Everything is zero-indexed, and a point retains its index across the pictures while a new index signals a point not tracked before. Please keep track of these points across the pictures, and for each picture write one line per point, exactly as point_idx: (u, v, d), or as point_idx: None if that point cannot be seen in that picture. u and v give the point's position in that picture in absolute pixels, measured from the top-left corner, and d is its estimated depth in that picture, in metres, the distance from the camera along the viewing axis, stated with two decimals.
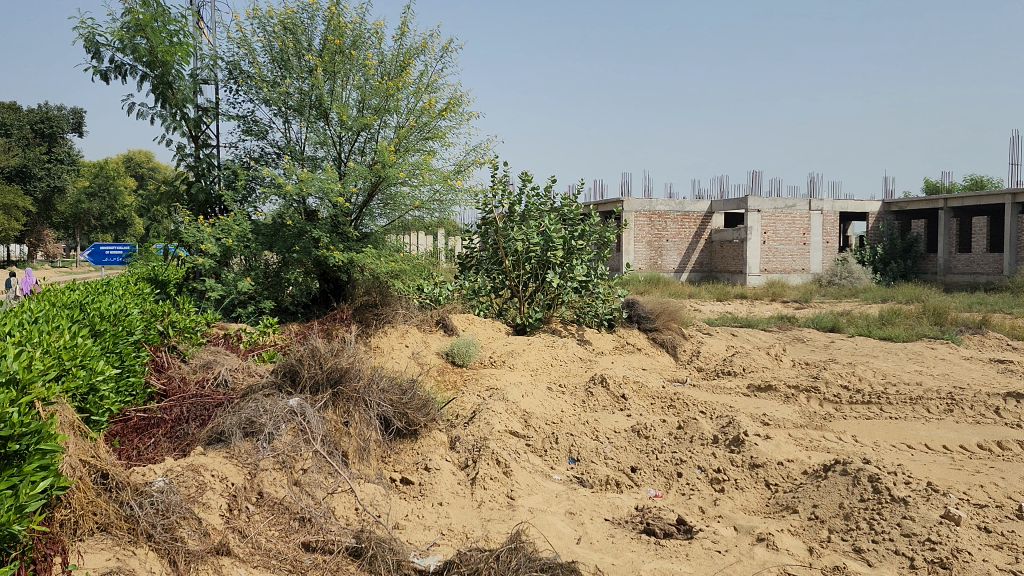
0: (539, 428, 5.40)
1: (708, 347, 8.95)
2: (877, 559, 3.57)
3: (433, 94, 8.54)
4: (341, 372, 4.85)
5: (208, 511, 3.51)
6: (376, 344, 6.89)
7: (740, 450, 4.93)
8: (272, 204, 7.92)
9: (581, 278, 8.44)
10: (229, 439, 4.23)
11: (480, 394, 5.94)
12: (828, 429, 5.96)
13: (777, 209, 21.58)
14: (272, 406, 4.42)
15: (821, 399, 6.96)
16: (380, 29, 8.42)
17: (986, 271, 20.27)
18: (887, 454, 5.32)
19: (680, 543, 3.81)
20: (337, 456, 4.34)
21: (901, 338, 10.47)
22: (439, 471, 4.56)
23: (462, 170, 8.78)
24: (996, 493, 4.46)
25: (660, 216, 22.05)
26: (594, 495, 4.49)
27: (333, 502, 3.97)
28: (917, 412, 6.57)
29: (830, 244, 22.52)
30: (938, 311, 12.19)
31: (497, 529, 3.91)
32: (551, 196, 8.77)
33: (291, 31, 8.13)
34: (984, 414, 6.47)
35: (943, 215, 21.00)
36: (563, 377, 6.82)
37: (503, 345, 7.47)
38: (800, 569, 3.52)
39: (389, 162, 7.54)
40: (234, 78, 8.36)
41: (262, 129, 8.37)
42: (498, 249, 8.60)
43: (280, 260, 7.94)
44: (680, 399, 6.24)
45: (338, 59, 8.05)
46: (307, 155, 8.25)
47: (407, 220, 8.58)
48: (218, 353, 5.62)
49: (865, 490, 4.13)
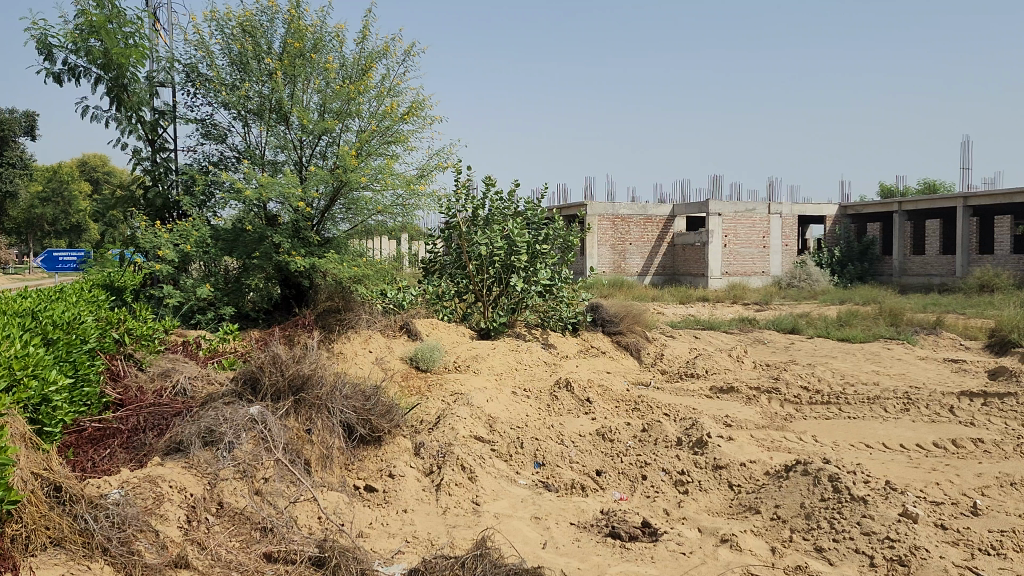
0: (504, 432, 5.37)
1: (671, 350, 9.03)
2: (837, 558, 3.62)
3: (395, 98, 8.50)
4: (304, 379, 4.78)
5: (166, 523, 3.44)
6: (339, 350, 6.81)
7: (703, 452, 4.98)
8: (232, 209, 7.82)
9: (545, 283, 8.48)
10: (188, 449, 4.16)
11: (445, 399, 5.90)
12: (788, 429, 6.05)
13: (737, 212, 21.86)
14: (232, 414, 4.35)
15: (782, 399, 7.05)
16: (342, 33, 8.36)
17: (940, 272, 20.78)
18: (847, 454, 5.40)
19: (646, 545, 3.83)
20: (300, 465, 4.28)
21: (859, 338, 10.69)
22: (404, 478, 4.52)
23: (425, 174, 8.73)
24: (951, 490, 4.56)
25: (623, 220, 22.21)
26: (560, 500, 4.48)
27: (296, 511, 3.90)
28: (875, 412, 6.68)
29: (789, 246, 22.89)
30: (894, 312, 12.47)
31: (463, 535, 3.89)
32: (514, 200, 8.76)
33: (250, 33, 8.03)
34: (938, 413, 6.62)
35: (898, 218, 21.47)
36: (528, 382, 6.81)
37: (467, 349, 7.44)
38: (763, 569, 3.55)
39: (350, 167, 7.51)
40: (192, 81, 8.23)
41: (221, 133, 8.25)
42: (462, 253, 8.57)
43: (241, 266, 7.84)
44: (644, 402, 6.29)
45: (298, 62, 7.97)
46: (267, 159, 8.15)
47: (370, 224, 8.51)
48: (177, 361, 5.51)
49: (825, 489, 4.18)
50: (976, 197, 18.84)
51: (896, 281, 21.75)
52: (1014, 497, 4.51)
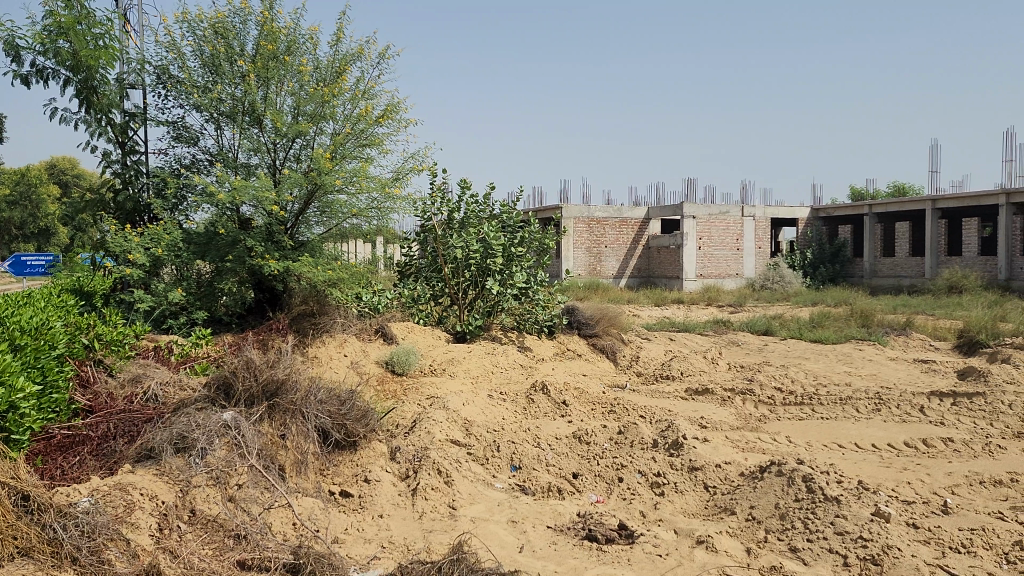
0: (480, 436, 5.36)
1: (647, 353, 9.08)
2: (812, 558, 3.65)
3: (369, 101, 8.46)
4: (278, 384, 4.74)
5: (137, 532, 3.40)
6: (314, 354, 6.76)
7: (679, 454, 5.01)
8: (204, 211, 7.73)
9: (520, 285, 8.48)
10: (160, 456, 4.11)
11: (420, 403, 5.87)
12: (763, 430, 6.10)
13: (711, 215, 22.03)
14: (205, 420, 4.31)
15: (757, 400, 7.11)
16: (316, 35, 8.31)
17: (909, 274, 21.10)
18: (819, 455, 5.46)
19: (623, 548, 3.84)
20: (274, 471, 4.24)
21: (831, 339, 10.82)
22: (380, 483, 4.49)
23: (400, 177, 8.69)
24: (922, 489, 4.62)
25: (599, 223, 22.31)
26: (536, 503, 4.48)
27: (270, 518, 3.86)
28: (848, 412, 6.77)
29: (762, 249, 23.11)
30: (866, 314, 12.62)
31: (439, 540, 3.87)
32: (490, 203, 8.76)
33: (222, 35, 7.96)
34: (909, 412, 6.71)
35: (868, 221, 21.78)
36: (504, 385, 6.80)
37: (443, 352, 7.42)
38: (738, 569, 3.58)
39: (325, 170, 7.47)
40: (163, 83, 8.14)
41: (193, 135, 8.16)
42: (437, 256, 8.54)
43: (213, 270, 7.76)
44: (620, 405, 6.31)
45: (271, 65, 7.90)
46: (240, 162, 8.07)
47: (345, 227, 8.45)
48: (149, 366, 5.43)
49: (799, 489, 4.21)
50: (945, 198, 19.14)
51: (867, 283, 22.03)
52: (982, 495, 4.59)
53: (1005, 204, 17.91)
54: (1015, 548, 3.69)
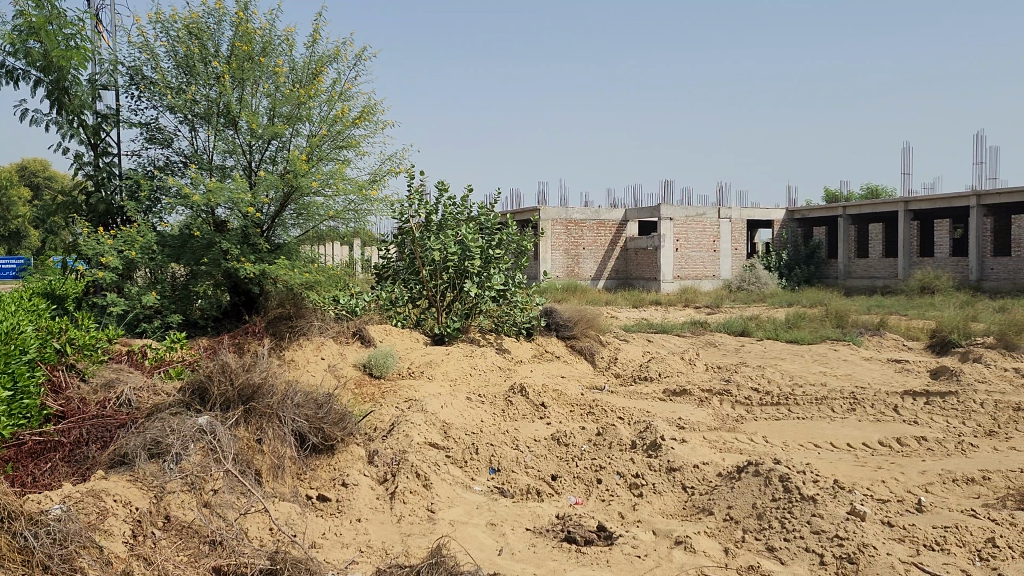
0: (459, 438, 5.34)
1: (625, 355, 9.12)
2: (789, 557, 3.68)
3: (346, 102, 8.41)
4: (254, 388, 4.69)
5: (111, 539, 3.35)
6: (291, 357, 6.71)
7: (658, 455, 5.03)
8: (179, 214, 7.65)
9: (498, 287, 8.46)
10: (133, 462, 4.05)
11: (399, 406, 5.84)
12: (740, 431, 6.14)
13: (687, 217, 22.16)
14: (180, 425, 4.26)
15: (734, 400, 7.16)
16: (291, 36, 8.26)
17: (883, 275, 21.36)
18: (796, 454, 5.50)
19: (601, 549, 3.85)
20: (250, 476, 4.20)
21: (807, 340, 10.91)
22: (357, 487, 4.46)
23: (377, 179, 8.65)
24: (897, 488, 4.68)
25: (576, 225, 22.39)
26: (516, 505, 4.48)
27: (247, 523, 3.81)
28: (824, 412, 6.83)
29: (738, 251, 23.28)
30: (841, 314, 12.75)
31: (418, 543, 3.85)
32: (467, 205, 8.74)
33: (196, 36, 7.88)
34: (883, 412, 6.79)
35: (842, 222, 22.02)
36: (482, 387, 6.79)
37: (421, 355, 7.39)
38: (716, 569, 3.60)
39: (301, 171, 7.43)
40: (136, 84, 8.05)
41: (166, 137, 8.08)
42: (415, 258, 8.50)
43: (188, 273, 7.68)
44: (598, 406, 6.32)
45: (247, 66, 7.83)
46: (215, 164, 8.00)
47: (321, 230, 8.39)
48: (122, 371, 5.36)
49: (776, 489, 4.23)
50: (918, 201, 19.39)
51: (842, 284, 22.27)
52: (955, 493, 4.66)
53: (975, 205, 18.18)
54: (988, 546, 3.75)
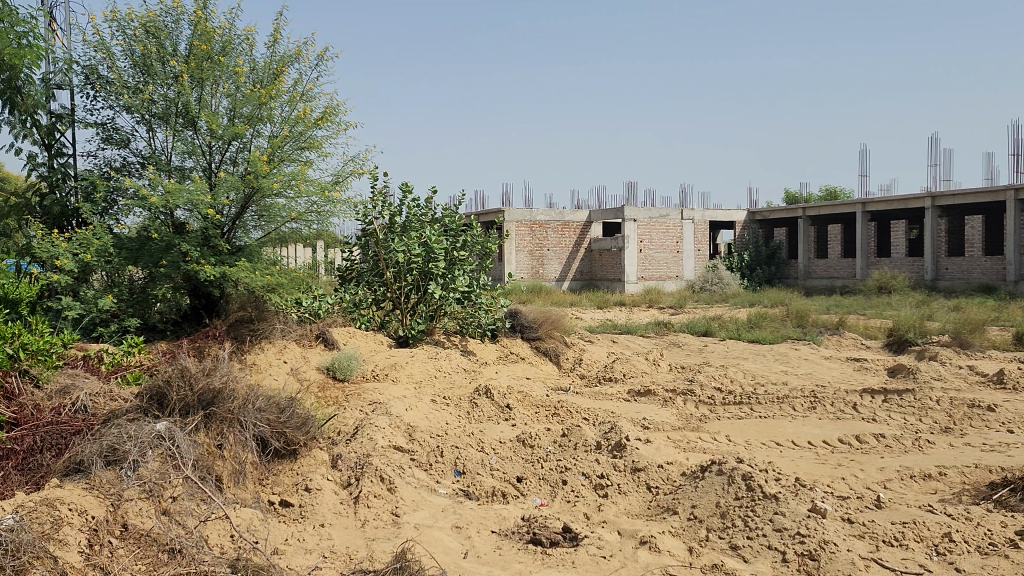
0: (424, 441, 5.31)
1: (590, 356, 9.16)
2: (752, 555, 3.72)
3: (309, 103, 8.33)
4: (214, 393, 4.61)
5: (65, 549, 3.28)
6: (252, 361, 6.63)
7: (623, 455, 5.05)
8: (136, 216, 7.51)
9: (463, 289, 8.43)
10: (89, 469, 3.97)
11: (363, 409, 5.79)
12: (703, 430, 6.20)
13: (650, 218, 22.34)
14: (137, 431, 4.18)
15: (697, 400, 7.22)
16: (252, 36, 8.15)
17: (842, 275, 21.74)
18: (758, 453, 5.56)
19: (567, 551, 3.85)
20: (210, 482, 4.14)
21: (768, 339, 11.05)
22: (321, 492, 4.40)
23: (340, 180, 8.58)
24: (856, 484, 4.75)
25: (541, 226, 22.46)
26: (481, 508, 4.46)
27: (207, 530, 3.74)
28: (785, 411, 6.91)
29: (701, 252, 23.52)
30: (802, 314, 12.94)
31: (382, 548, 3.82)
32: (432, 207, 8.70)
33: (154, 34, 7.75)
34: (843, 409, 6.90)
35: (802, 223, 22.38)
36: (447, 390, 6.76)
37: (385, 358, 7.34)
38: (681, 569, 3.62)
39: (263, 173, 7.34)
40: (92, 84, 7.88)
41: (123, 137, 7.92)
42: (379, 261, 8.44)
43: (147, 276, 7.53)
44: (563, 407, 6.34)
45: (206, 65, 7.73)
46: (174, 165, 7.86)
47: (283, 232, 8.29)
48: (78, 376, 5.24)
49: (739, 488, 4.26)
50: (875, 202, 19.75)
51: (802, 284, 22.63)
52: (913, 489, 4.75)
53: (930, 207, 18.58)
54: (945, 541, 3.82)
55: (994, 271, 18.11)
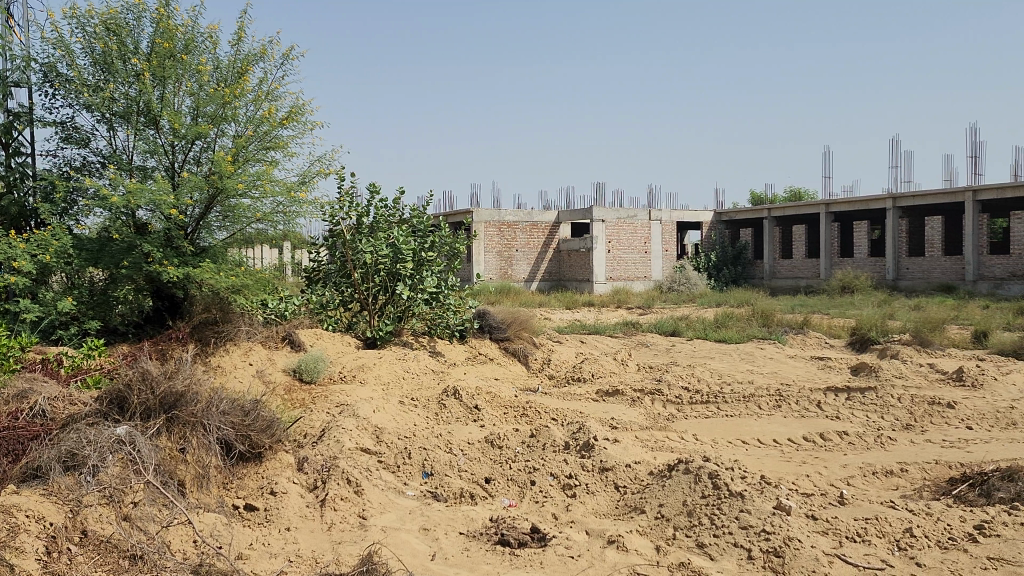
0: (391, 442, 5.28)
1: (558, 356, 9.18)
2: (718, 553, 3.76)
3: (274, 102, 8.24)
4: (176, 396, 4.54)
5: (22, 557, 3.21)
6: (217, 363, 6.53)
7: (590, 455, 5.05)
8: (96, 216, 7.38)
9: (431, 290, 8.41)
10: (47, 475, 3.89)
11: (329, 411, 5.73)
12: (671, 429, 6.25)
13: (618, 218, 22.47)
14: (97, 435, 4.09)
15: (665, 400, 7.26)
16: (215, 33, 8.04)
17: (806, 275, 22.07)
18: (724, 451, 5.62)
19: (535, 551, 3.85)
20: (173, 486, 4.07)
21: (735, 339, 11.16)
22: (287, 495, 4.36)
23: (306, 181, 8.50)
24: (820, 481, 4.81)
25: (509, 227, 22.47)
26: (449, 509, 4.45)
27: (169, 536, 3.68)
28: (750, 409, 7.00)
29: (669, 252, 23.68)
30: (767, 314, 13.09)
31: (349, 551, 3.79)
32: (400, 207, 8.66)
33: (114, 32, 7.61)
34: (807, 408, 6.99)
35: (767, 224, 22.66)
36: (415, 391, 6.73)
37: (353, 359, 7.29)
38: (648, 568, 3.63)
39: (227, 173, 7.25)
40: (50, 82, 7.72)
41: (83, 137, 7.77)
42: (346, 262, 8.37)
43: (108, 277, 7.41)
44: (532, 407, 6.34)
45: (168, 63, 7.61)
46: (135, 164, 7.73)
47: (248, 232, 8.18)
48: (36, 381, 5.12)
49: (706, 486, 4.29)
50: (839, 202, 20.06)
51: (767, 284, 22.93)
52: (875, 485, 4.83)
53: (891, 207, 18.91)
54: (906, 536, 3.89)
55: (954, 271, 18.48)
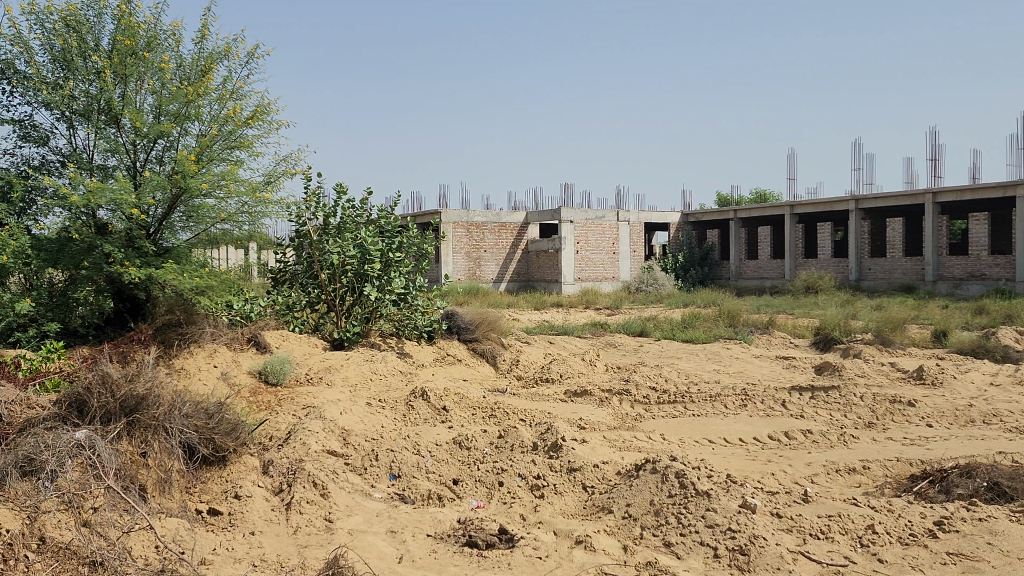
0: (358, 445, 5.24)
1: (526, 357, 9.19)
2: (685, 551, 3.79)
3: (239, 101, 8.14)
4: (137, 400, 4.45)
5: None
6: (180, 366, 6.42)
7: (558, 455, 5.06)
8: (56, 216, 7.22)
9: (399, 291, 8.36)
10: (3, 481, 3.79)
11: (295, 414, 5.67)
12: (639, 429, 6.28)
13: (586, 219, 22.57)
14: (55, 440, 4.00)
15: (633, 400, 7.30)
16: (178, 31, 7.92)
17: (771, 275, 22.41)
18: (691, 450, 5.67)
19: (503, 552, 3.85)
20: (134, 491, 4.00)
21: (702, 339, 11.26)
22: (251, 499, 4.30)
23: (272, 181, 8.41)
24: (785, 480, 4.87)
25: (477, 228, 22.45)
26: (416, 511, 4.42)
27: (130, 542, 3.61)
28: (716, 408, 7.07)
29: (637, 253, 23.80)
30: (733, 314, 13.22)
31: (314, 555, 3.76)
32: (367, 208, 8.62)
33: (74, 28, 7.48)
34: (772, 407, 7.07)
35: (733, 225, 22.92)
36: (383, 392, 6.68)
37: (320, 361, 7.23)
38: (616, 568, 3.65)
39: (190, 172, 7.15)
40: (7, 79, 7.55)
41: (42, 134, 7.61)
42: (313, 262, 8.29)
43: (68, 278, 7.27)
44: (500, 408, 6.33)
45: (130, 61, 7.49)
46: (96, 163, 7.59)
47: (213, 233, 8.06)
48: None
49: (672, 486, 4.31)
50: (803, 204, 20.33)
51: (733, 284, 23.21)
52: (838, 482, 4.90)
53: (854, 209, 19.21)
54: (868, 533, 3.95)
55: (914, 272, 18.82)
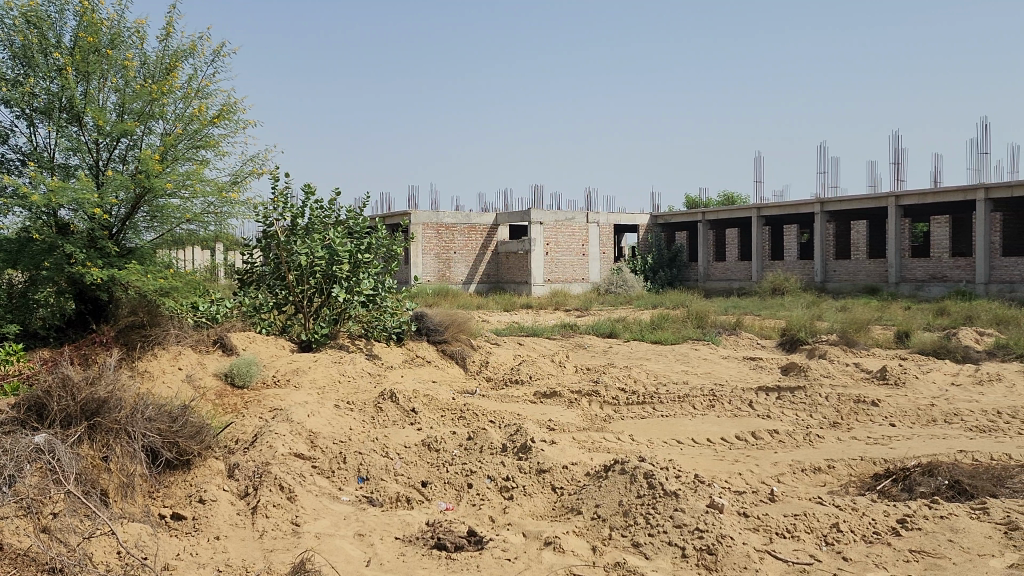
0: (326, 447, 5.19)
1: (496, 358, 9.18)
2: (653, 551, 3.81)
3: (204, 100, 8.02)
4: (98, 403, 4.36)
5: None
6: (144, 368, 6.31)
7: (528, 457, 5.04)
8: (15, 216, 7.07)
9: (368, 292, 8.30)
10: None
11: (262, 416, 5.60)
12: (608, 430, 6.32)
13: (556, 221, 22.62)
14: (13, 444, 3.86)
15: (602, 400, 7.35)
16: (142, 29, 7.80)
17: (739, 277, 22.66)
18: (659, 450, 5.71)
19: (471, 554, 3.83)
20: (96, 496, 3.93)
21: (670, 341, 11.33)
22: (216, 503, 4.25)
23: (238, 181, 8.30)
24: (752, 479, 4.91)
25: (447, 229, 22.38)
26: (385, 514, 4.39)
27: (90, 548, 3.55)
28: (685, 409, 7.11)
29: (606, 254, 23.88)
30: (701, 316, 13.33)
31: (281, 559, 3.71)
32: (336, 209, 8.56)
33: (35, 24, 7.30)
34: (739, 407, 7.13)
35: (701, 227, 23.12)
36: (351, 394, 6.63)
37: (287, 362, 7.18)
38: (585, 569, 3.66)
39: (154, 172, 7.03)
40: None
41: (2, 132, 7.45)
42: (280, 263, 8.20)
43: (28, 279, 7.13)
44: (470, 410, 6.30)
45: (92, 59, 7.35)
46: (58, 162, 7.45)
47: (178, 233, 7.93)
48: None
49: (641, 486, 4.32)
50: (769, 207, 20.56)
51: (701, 285, 23.40)
52: (804, 481, 4.96)
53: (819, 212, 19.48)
54: (833, 531, 4.01)
55: (878, 274, 19.12)
